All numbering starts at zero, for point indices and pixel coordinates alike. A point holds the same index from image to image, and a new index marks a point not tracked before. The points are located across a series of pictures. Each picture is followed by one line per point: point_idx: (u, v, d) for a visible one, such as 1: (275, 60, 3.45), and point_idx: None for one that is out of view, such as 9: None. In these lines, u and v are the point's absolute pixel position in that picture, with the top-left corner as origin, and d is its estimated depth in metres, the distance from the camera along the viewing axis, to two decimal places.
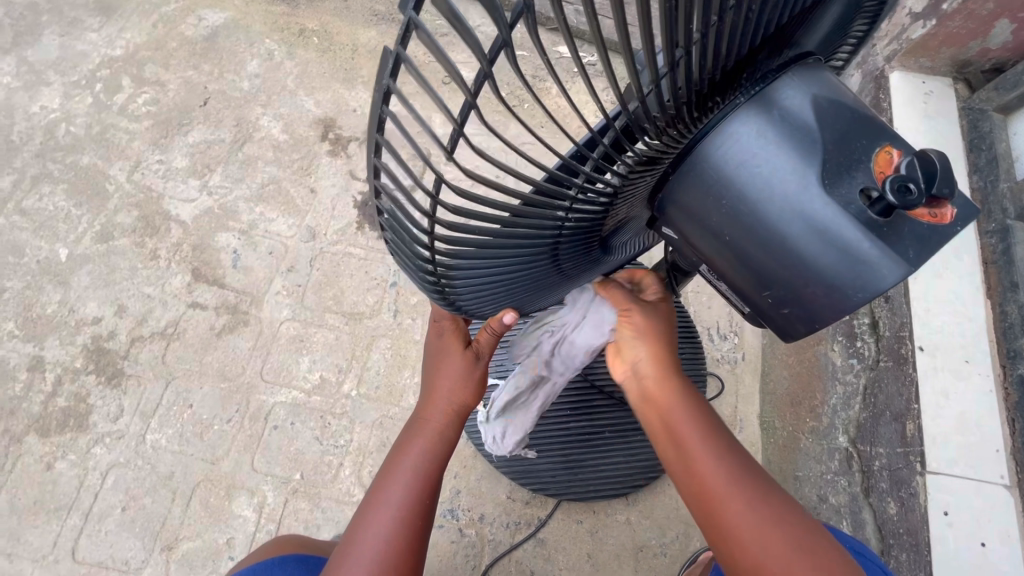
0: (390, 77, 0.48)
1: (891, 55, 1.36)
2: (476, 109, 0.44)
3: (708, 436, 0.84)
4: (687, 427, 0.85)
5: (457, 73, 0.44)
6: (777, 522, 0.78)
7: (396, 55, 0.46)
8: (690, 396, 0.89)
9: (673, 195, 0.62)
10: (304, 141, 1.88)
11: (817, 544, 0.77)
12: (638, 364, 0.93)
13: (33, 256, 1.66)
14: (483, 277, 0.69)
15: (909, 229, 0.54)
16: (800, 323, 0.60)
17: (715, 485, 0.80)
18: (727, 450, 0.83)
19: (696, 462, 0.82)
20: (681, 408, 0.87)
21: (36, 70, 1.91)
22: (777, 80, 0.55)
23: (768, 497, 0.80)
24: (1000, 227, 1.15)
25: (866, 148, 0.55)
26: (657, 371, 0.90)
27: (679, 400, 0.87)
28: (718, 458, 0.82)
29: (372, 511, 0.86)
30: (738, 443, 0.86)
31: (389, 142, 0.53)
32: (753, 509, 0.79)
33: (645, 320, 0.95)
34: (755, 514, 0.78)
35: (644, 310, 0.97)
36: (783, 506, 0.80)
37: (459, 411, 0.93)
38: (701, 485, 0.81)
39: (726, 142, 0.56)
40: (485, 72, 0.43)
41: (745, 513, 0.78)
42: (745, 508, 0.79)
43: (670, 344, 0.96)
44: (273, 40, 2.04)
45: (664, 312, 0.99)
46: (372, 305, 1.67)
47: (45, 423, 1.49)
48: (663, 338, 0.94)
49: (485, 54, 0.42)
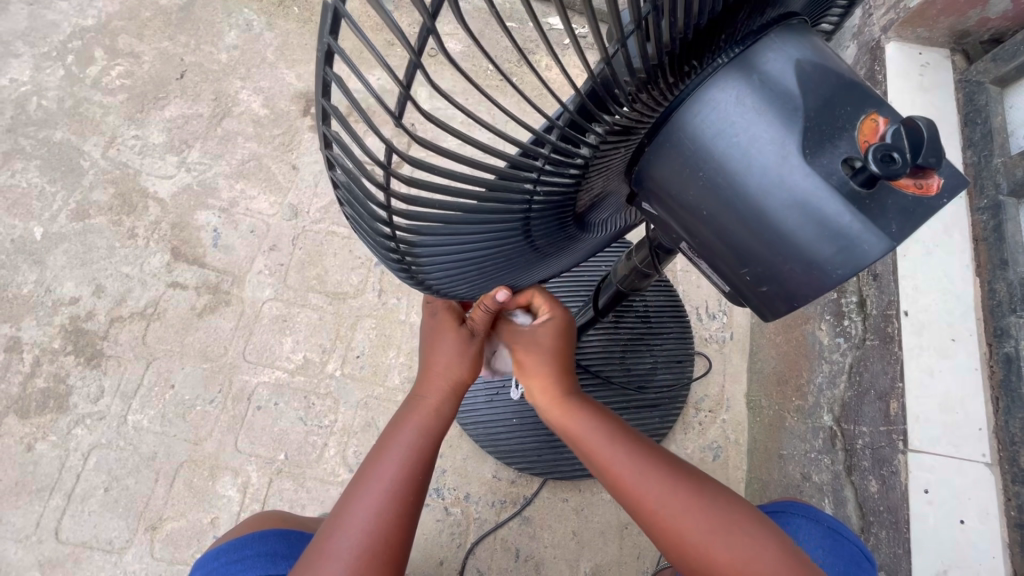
0: (330, 34, 0.44)
1: (887, 25, 1.32)
2: (420, 70, 0.40)
3: (615, 439, 0.84)
4: (587, 435, 0.85)
5: (395, 27, 0.39)
6: (702, 507, 0.77)
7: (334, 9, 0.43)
8: (591, 409, 0.89)
9: (650, 166, 0.59)
10: (285, 116, 1.82)
11: (748, 524, 0.76)
12: (532, 391, 0.92)
13: (7, 235, 1.62)
14: (451, 256, 0.66)
15: (891, 201, 0.51)
16: (779, 302, 0.58)
17: (630, 488, 0.80)
18: (634, 451, 0.83)
19: (605, 470, 0.82)
20: (581, 419, 0.87)
21: (4, 41, 1.83)
22: (757, 42, 0.52)
23: (689, 484, 0.80)
24: (992, 203, 1.13)
25: (851, 115, 0.52)
26: (549, 397, 0.90)
27: (577, 414, 0.88)
28: (628, 456, 0.82)
29: (356, 489, 0.82)
30: (647, 438, 0.86)
31: (336, 108, 0.50)
32: (672, 499, 0.78)
33: (528, 351, 0.91)
34: (677, 502, 0.78)
35: (524, 341, 0.92)
36: (705, 492, 0.79)
37: (457, 386, 0.91)
38: (617, 484, 0.81)
39: (704, 109, 0.53)
40: (427, 28, 0.38)
41: (665, 509, 0.77)
42: (663, 498, 0.78)
43: (565, 358, 0.93)
44: (252, 10, 1.96)
45: (555, 331, 0.92)
46: (356, 285, 1.64)
47: (24, 404, 1.47)
48: (548, 366, 0.90)
49: (426, 5, 0.37)
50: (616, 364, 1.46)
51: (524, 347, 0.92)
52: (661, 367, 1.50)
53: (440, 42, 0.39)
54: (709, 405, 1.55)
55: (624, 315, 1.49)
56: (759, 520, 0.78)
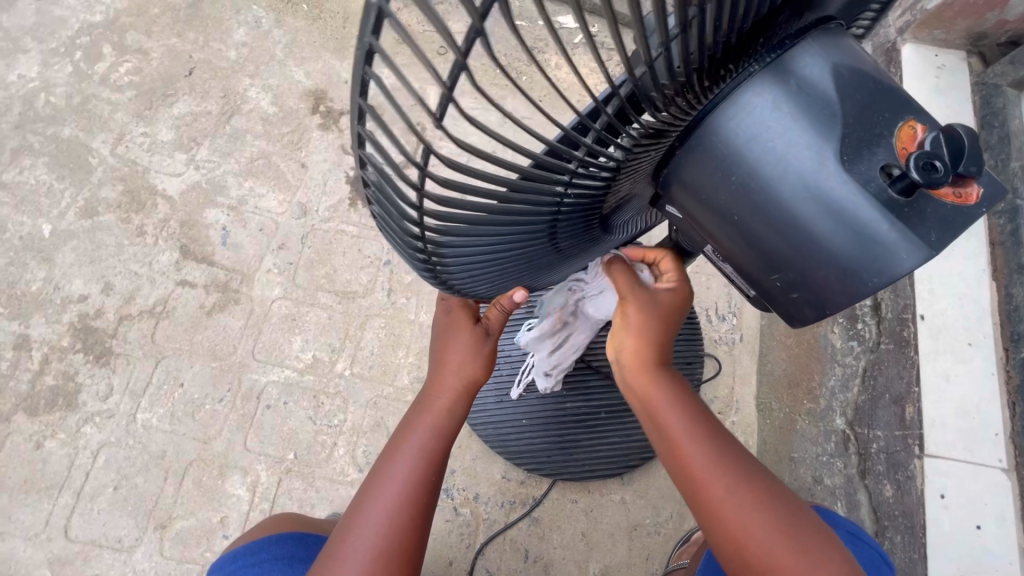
0: (372, 34, 0.43)
1: (904, 27, 1.31)
2: (466, 70, 0.40)
3: (696, 424, 0.82)
4: (670, 413, 0.83)
5: (443, 28, 0.39)
6: (766, 506, 0.77)
7: (376, 10, 0.42)
8: (675, 386, 0.86)
9: (681, 170, 0.58)
10: (293, 114, 1.81)
11: (804, 528, 0.77)
12: (620, 354, 0.88)
13: (15, 232, 1.61)
14: (476, 257, 0.65)
15: (931, 209, 0.51)
16: (809, 309, 0.57)
17: (702, 474, 0.79)
18: (711, 438, 0.81)
19: (680, 449, 0.81)
20: (666, 395, 0.84)
21: (12, 37, 1.82)
22: (796, 46, 0.52)
23: (758, 483, 0.79)
24: (1009, 207, 1.13)
25: (889, 121, 0.51)
26: (637, 363, 0.86)
27: (662, 388, 0.85)
28: (707, 445, 0.80)
29: (375, 485, 0.82)
30: (723, 427, 0.84)
31: (372, 108, 0.49)
32: (739, 493, 0.77)
33: (637, 313, 0.88)
34: (746, 500, 0.77)
35: (640, 299, 0.89)
36: (768, 489, 0.79)
37: (469, 386, 0.90)
38: (688, 470, 0.80)
39: (739, 113, 0.52)
40: (475, 29, 0.38)
41: (731, 500, 0.77)
42: (734, 494, 0.77)
43: (670, 330, 0.89)
44: (261, 7, 1.95)
45: (672, 300, 0.90)
46: (365, 284, 1.64)
47: (33, 402, 1.47)
48: (654, 332, 0.87)
49: (475, 6, 0.37)
50: None
51: (638, 304, 0.89)
52: None
53: (488, 43, 0.39)
54: (719, 407, 1.54)
55: None
56: (817, 528, 0.78)
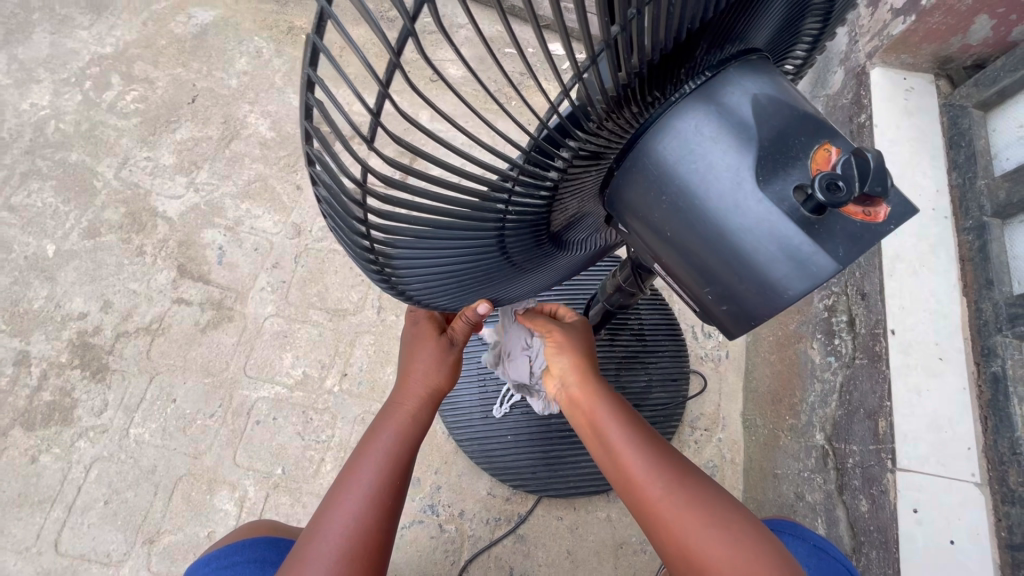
0: (310, 66, 0.50)
1: (872, 51, 1.35)
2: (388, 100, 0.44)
3: (633, 431, 0.87)
4: (609, 423, 0.88)
5: (365, 63, 0.44)
6: (705, 507, 0.77)
7: (312, 44, 0.48)
8: (614, 399, 0.92)
9: (620, 191, 0.63)
10: (290, 138, 1.89)
11: (753, 534, 0.75)
12: (565, 375, 0.98)
13: (21, 252, 1.68)
14: (430, 269, 0.69)
15: (839, 226, 0.54)
16: (740, 321, 0.60)
17: (639, 474, 0.82)
18: (648, 444, 0.85)
19: (616, 454, 0.85)
20: (603, 408, 0.91)
21: (27, 68, 1.92)
22: (716, 76, 0.57)
23: (694, 485, 0.80)
24: (977, 224, 1.15)
25: (805, 144, 0.55)
26: (580, 379, 0.96)
27: (600, 400, 0.92)
28: (641, 448, 0.84)
29: (355, 463, 0.87)
30: (665, 440, 0.87)
31: (317, 131, 0.54)
32: (676, 489, 0.79)
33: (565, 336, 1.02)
34: (682, 500, 0.78)
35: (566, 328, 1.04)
36: (712, 495, 0.79)
37: (434, 394, 0.93)
38: (626, 477, 0.83)
39: (665, 137, 0.57)
40: (392, 63, 0.43)
41: (668, 496, 0.79)
42: (669, 492, 0.79)
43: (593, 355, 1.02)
44: (262, 38, 2.05)
45: (588, 334, 1.05)
46: (356, 301, 1.68)
47: (30, 416, 1.50)
48: (582, 348, 1.00)
49: (389, 45, 0.42)
50: (612, 383, 1.47)
51: (564, 333, 1.03)
52: (656, 386, 1.50)
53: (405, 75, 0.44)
54: (704, 424, 1.56)
55: (620, 332, 1.52)
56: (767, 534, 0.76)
